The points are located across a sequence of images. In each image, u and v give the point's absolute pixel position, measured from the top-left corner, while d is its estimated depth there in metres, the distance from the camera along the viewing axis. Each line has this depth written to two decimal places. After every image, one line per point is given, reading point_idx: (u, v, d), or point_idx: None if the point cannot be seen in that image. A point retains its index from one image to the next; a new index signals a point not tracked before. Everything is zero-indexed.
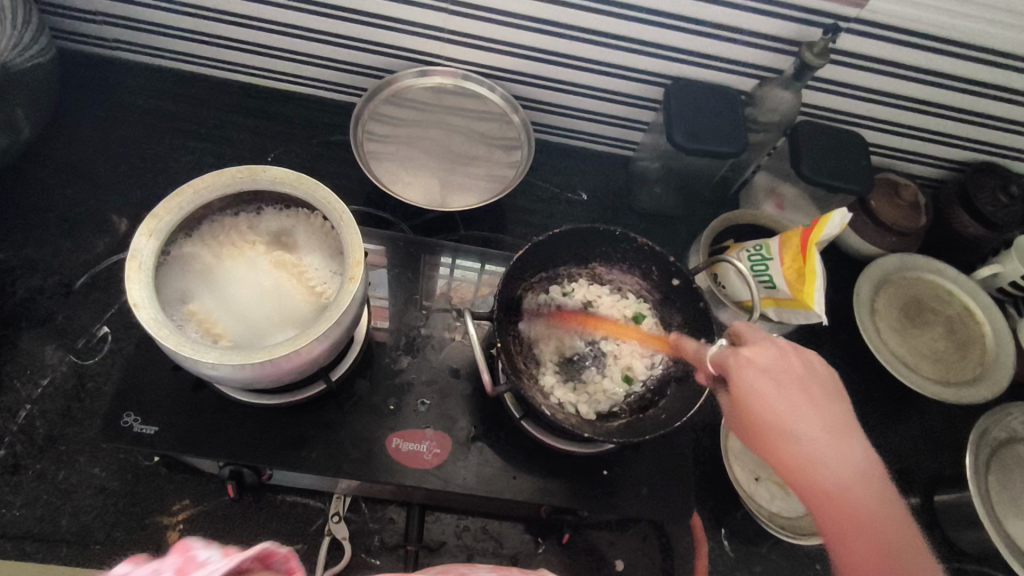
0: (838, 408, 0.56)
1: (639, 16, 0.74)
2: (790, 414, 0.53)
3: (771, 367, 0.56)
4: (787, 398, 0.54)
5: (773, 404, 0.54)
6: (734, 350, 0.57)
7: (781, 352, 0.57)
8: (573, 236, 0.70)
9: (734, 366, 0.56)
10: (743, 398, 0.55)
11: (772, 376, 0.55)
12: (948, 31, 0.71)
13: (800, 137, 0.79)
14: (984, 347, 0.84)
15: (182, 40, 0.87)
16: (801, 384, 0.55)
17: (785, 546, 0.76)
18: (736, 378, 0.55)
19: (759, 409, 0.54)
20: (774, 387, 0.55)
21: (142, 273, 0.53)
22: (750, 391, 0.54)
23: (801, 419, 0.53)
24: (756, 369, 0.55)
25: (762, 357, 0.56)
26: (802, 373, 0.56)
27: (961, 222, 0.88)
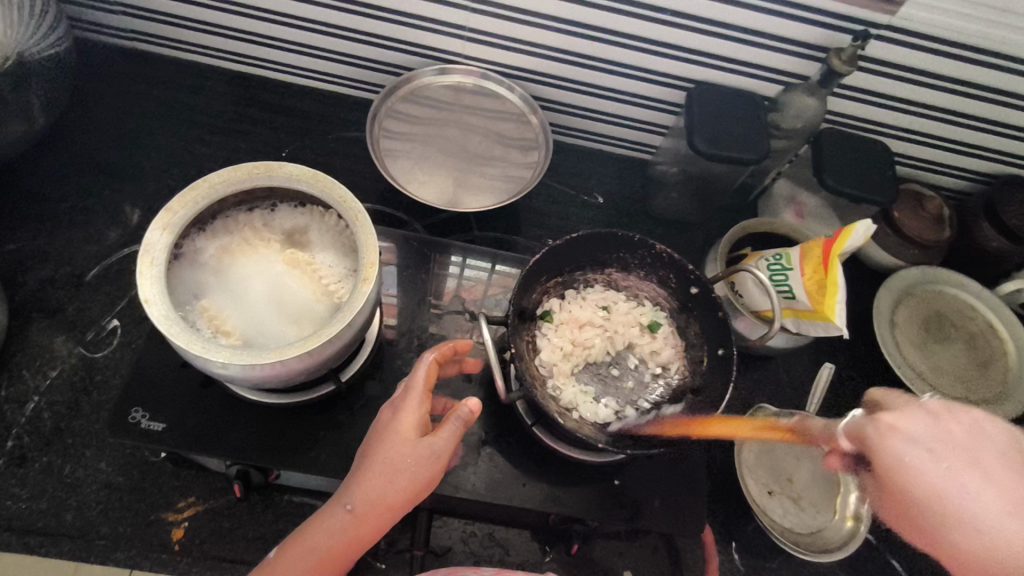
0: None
1: (664, 18, 0.72)
2: (965, 493, 0.50)
3: (924, 436, 0.54)
4: (962, 473, 0.51)
5: (938, 472, 0.51)
6: (874, 422, 0.58)
7: (935, 420, 0.55)
8: (591, 242, 0.68)
9: (879, 436, 0.57)
10: (898, 471, 0.53)
11: (928, 445, 0.53)
12: (980, 41, 0.69)
13: (824, 146, 0.78)
14: (1006, 365, 0.82)
15: (200, 32, 0.86)
16: (967, 453, 0.52)
17: (796, 561, 0.75)
18: (880, 448, 0.56)
19: (917, 481, 0.52)
20: (932, 454, 0.53)
21: (154, 269, 0.52)
22: (902, 462, 0.53)
23: (983, 502, 0.49)
24: (902, 439, 0.55)
25: (911, 426, 0.56)
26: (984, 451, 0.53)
27: (986, 235, 0.86)
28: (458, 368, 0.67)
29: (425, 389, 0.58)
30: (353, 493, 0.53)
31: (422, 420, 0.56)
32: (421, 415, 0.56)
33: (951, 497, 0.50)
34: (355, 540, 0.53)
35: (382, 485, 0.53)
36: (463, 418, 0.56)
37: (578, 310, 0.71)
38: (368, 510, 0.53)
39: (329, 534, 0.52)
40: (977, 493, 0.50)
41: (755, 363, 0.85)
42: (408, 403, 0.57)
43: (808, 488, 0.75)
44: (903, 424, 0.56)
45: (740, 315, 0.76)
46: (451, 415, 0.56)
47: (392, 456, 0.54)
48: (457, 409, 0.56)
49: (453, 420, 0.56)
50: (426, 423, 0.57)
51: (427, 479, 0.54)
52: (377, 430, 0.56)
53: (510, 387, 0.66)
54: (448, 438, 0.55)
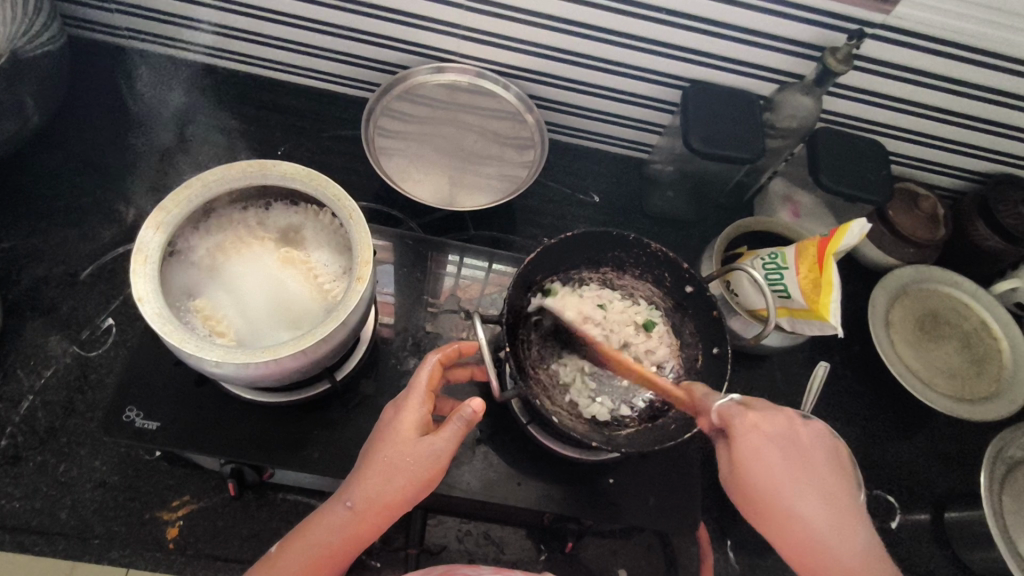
0: (843, 478, 0.55)
1: (659, 17, 0.72)
2: (792, 495, 0.53)
3: (776, 436, 0.55)
4: (800, 479, 0.54)
5: (770, 475, 0.53)
6: (739, 408, 0.56)
7: (785, 421, 0.56)
8: (586, 241, 0.69)
9: (739, 428, 0.55)
10: (747, 463, 0.54)
11: (778, 446, 0.55)
12: (974, 40, 0.69)
13: (820, 145, 0.78)
14: (999, 364, 0.82)
15: (195, 30, 0.86)
16: (802, 455, 0.55)
17: (790, 559, 0.75)
18: (739, 439, 0.54)
19: (756, 477, 0.54)
20: (777, 456, 0.54)
21: (147, 267, 0.52)
22: (754, 460, 0.54)
23: (805, 505, 0.53)
24: (759, 436, 0.55)
25: (768, 424, 0.55)
26: (816, 449, 0.56)
27: (980, 234, 0.86)
28: (467, 375, 0.67)
29: (428, 389, 0.58)
30: (353, 491, 0.53)
31: (424, 420, 0.56)
32: (422, 415, 0.56)
33: (782, 498, 0.53)
34: (353, 538, 0.53)
35: (382, 484, 0.53)
36: (466, 419, 0.55)
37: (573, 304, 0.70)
38: (367, 508, 0.53)
39: (329, 531, 0.53)
40: (808, 499, 0.53)
41: (750, 362, 0.85)
42: (410, 403, 0.57)
43: None
44: (760, 417, 0.56)
45: (736, 314, 0.76)
46: (453, 415, 0.55)
47: (394, 455, 0.54)
48: (459, 409, 0.55)
49: (455, 419, 0.55)
50: (428, 424, 0.57)
51: (426, 478, 0.54)
52: (379, 430, 0.56)
53: (505, 386, 0.66)
54: (449, 438, 0.55)
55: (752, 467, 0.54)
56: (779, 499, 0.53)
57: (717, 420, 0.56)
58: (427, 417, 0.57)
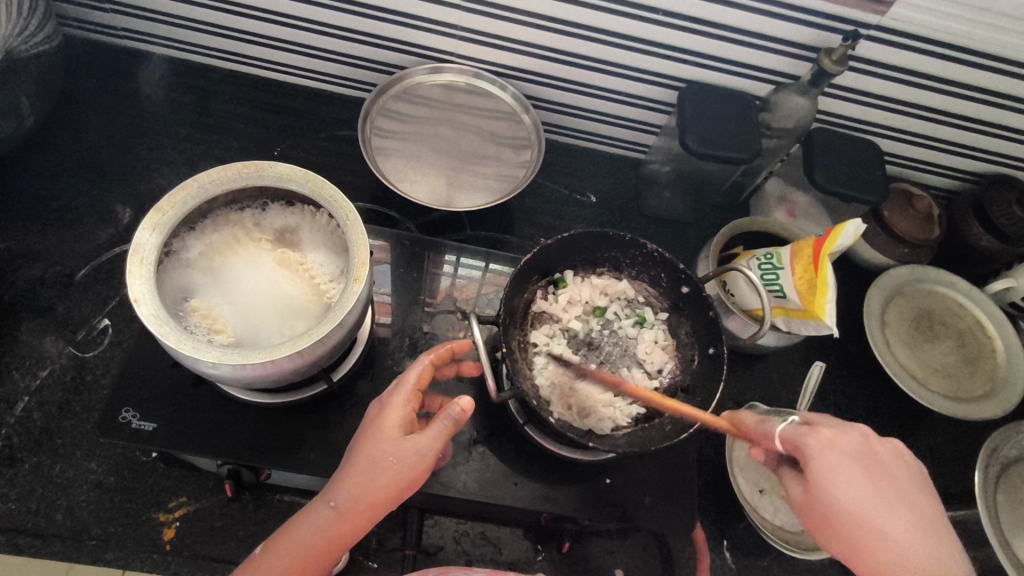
0: (923, 496, 0.55)
1: (655, 18, 0.72)
2: (875, 513, 0.53)
3: (853, 452, 0.55)
4: (877, 495, 0.53)
5: (855, 493, 0.53)
6: (811, 431, 0.56)
7: (860, 441, 0.56)
8: (582, 242, 0.69)
9: (815, 446, 0.55)
10: (824, 483, 0.54)
11: (857, 461, 0.55)
12: (969, 41, 0.69)
13: (816, 145, 0.78)
14: (994, 363, 0.82)
15: (190, 30, 0.86)
16: (884, 474, 0.55)
17: (786, 558, 0.75)
18: (816, 459, 0.54)
19: (840, 497, 0.53)
20: (859, 473, 0.54)
21: (144, 268, 0.52)
22: (831, 476, 0.54)
23: (891, 524, 0.52)
24: (836, 452, 0.55)
25: (845, 443, 0.55)
26: (895, 466, 0.56)
27: (975, 234, 0.86)
28: (456, 371, 0.67)
29: (414, 388, 0.57)
30: (337, 490, 0.53)
31: (408, 418, 0.56)
32: (407, 414, 0.56)
33: (867, 517, 0.52)
34: (337, 537, 0.53)
35: (365, 483, 0.53)
36: (453, 417, 0.55)
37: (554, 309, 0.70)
38: (350, 507, 0.53)
39: (312, 532, 0.53)
40: (888, 515, 0.53)
41: (745, 361, 0.85)
42: (395, 401, 0.56)
43: None
44: (836, 436, 0.56)
45: (732, 314, 0.76)
46: (440, 414, 0.55)
47: (376, 454, 0.54)
48: (447, 408, 0.55)
49: (443, 418, 0.55)
50: (414, 422, 0.57)
51: (411, 478, 0.54)
52: (362, 429, 0.56)
53: (502, 387, 0.66)
54: (432, 438, 0.55)
55: (833, 487, 0.53)
56: (859, 518, 0.52)
57: (788, 446, 0.57)
58: (412, 415, 0.57)
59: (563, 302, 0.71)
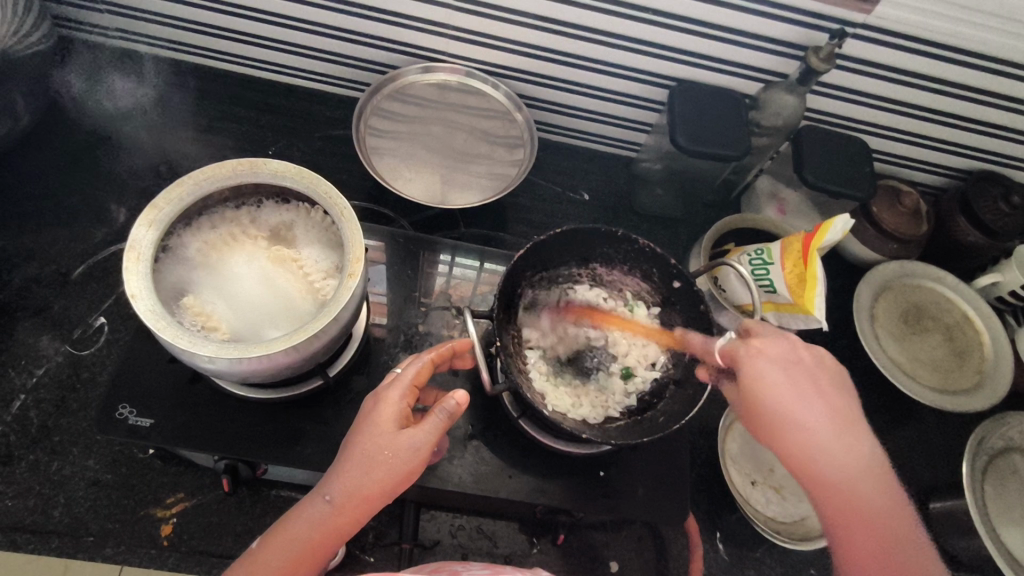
0: (846, 395, 0.58)
1: (645, 17, 0.74)
2: (798, 408, 0.55)
3: (783, 359, 0.58)
4: (802, 395, 0.56)
5: (781, 395, 0.56)
6: (744, 341, 0.59)
7: (790, 348, 0.59)
8: (576, 238, 0.70)
9: (746, 357, 0.58)
10: (755, 385, 0.57)
11: (785, 367, 0.57)
12: (953, 39, 0.71)
13: (805, 142, 0.79)
14: (981, 356, 0.84)
15: (184, 30, 0.86)
16: (811, 376, 0.57)
17: (778, 550, 0.76)
18: (747, 367, 0.57)
19: (768, 395, 0.56)
20: (786, 378, 0.57)
21: (141, 264, 0.52)
22: (760, 380, 0.57)
23: (808, 417, 0.55)
24: (767, 360, 0.57)
25: (774, 351, 0.58)
26: (818, 369, 0.58)
27: (962, 229, 0.87)
28: (450, 364, 0.67)
29: (411, 384, 0.58)
30: (332, 484, 0.53)
31: (403, 413, 0.56)
32: (402, 409, 0.56)
33: (792, 411, 0.55)
34: (331, 533, 0.53)
35: (359, 478, 0.53)
36: (448, 411, 0.56)
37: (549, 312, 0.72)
38: (345, 502, 0.53)
39: (307, 527, 0.53)
40: (811, 414, 0.55)
41: None
42: (389, 395, 0.57)
43: (790, 478, 0.76)
44: (767, 345, 0.58)
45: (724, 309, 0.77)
46: (435, 408, 0.56)
47: (370, 449, 0.54)
48: (441, 402, 0.56)
49: (437, 412, 0.56)
50: (408, 417, 0.57)
51: (406, 472, 0.54)
52: (356, 423, 0.56)
53: (497, 381, 0.67)
54: (428, 432, 0.55)
55: (761, 387, 0.56)
56: (784, 417, 0.55)
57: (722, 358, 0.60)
58: (406, 410, 0.57)
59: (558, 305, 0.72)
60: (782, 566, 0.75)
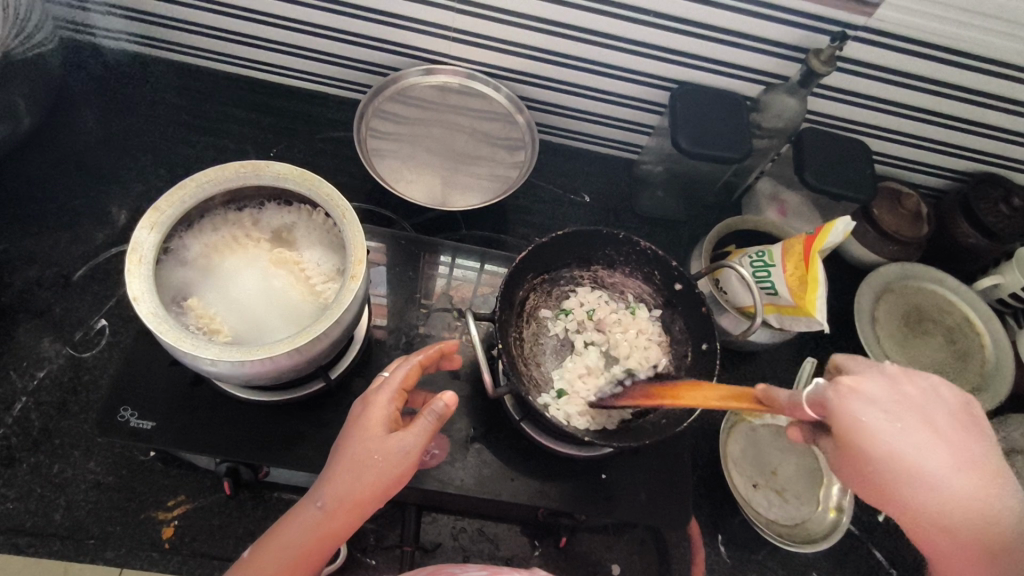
0: (976, 438, 0.49)
1: (646, 20, 0.74)
2: (912, 455, 0.47)
3: (884, 399, 0.50)
4: (920, 439, 0.48)
5: (893, 444, 0.48)
6: (832, 384, 0.51)
7: (890, 385, 0.51)
8: (577, 239, 0.69)
9: (836, 401, 0.50)
10: (856, 436, 0.48)
11: (890, 410, 0.49)
12: (954, 41, 0.71)
13: (806, 145, 0.79)
14: (983, 359, 0.84)
15: (186, 32, 0.86)
16: (924, 415, 0.49)
17: (779, 552, 0.76)
18: (841, 414, 0.49)
19: (872, 444, 0.48)
20: (897, 423, 0.48)
21: (143, 267, 0.52)
22: (861, 426, 0.49)
23: (929, 463, 0.47)
24: (864, 401, 0.50)
25: (871, 390, 0.50)
26: (934, 406, 0.50)
27: (962, 231, 0.88)
28: (437, 365, 0.66)
29: (400, 387, 0.58)
30: (323, 489, 0.53)
31: (392, 416, 0.56)
32: (391, 412, 0.56)
33: (905, 461, 0.47)
34: (325, 537, 0.52)
35: (351, 482, 0.53)
36: (438, 413, 0.55)
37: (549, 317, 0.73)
38: (338, 507, 0.53)
39: (299, 533, 0.52)
40: (934, 462, 0.47)
41: (738, 358, 0.86)
42: (378, 399, 0.56)
43: (792, 481, 0.76)
44: (862, 385, 0.50)
45: (724, 312, 0.77)
46: (424, 409, 0.55)
47: (360, 453, 0.53)
48: (430, 405, 0.55)
49: (426, 415, 0.55)
50: (398, 420, 0.57)
51: (397, 475, 0.54)
52: (346, 428, 0.56)
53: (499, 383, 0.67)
54: (416, 434, 0.54)
55: (864, 436, 0.48)
56: (900, 471, 0.47)
57: (811, 410, 0.51)
58: (395, 413, 0.57)
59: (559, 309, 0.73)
60: (783, 569, 0.75)
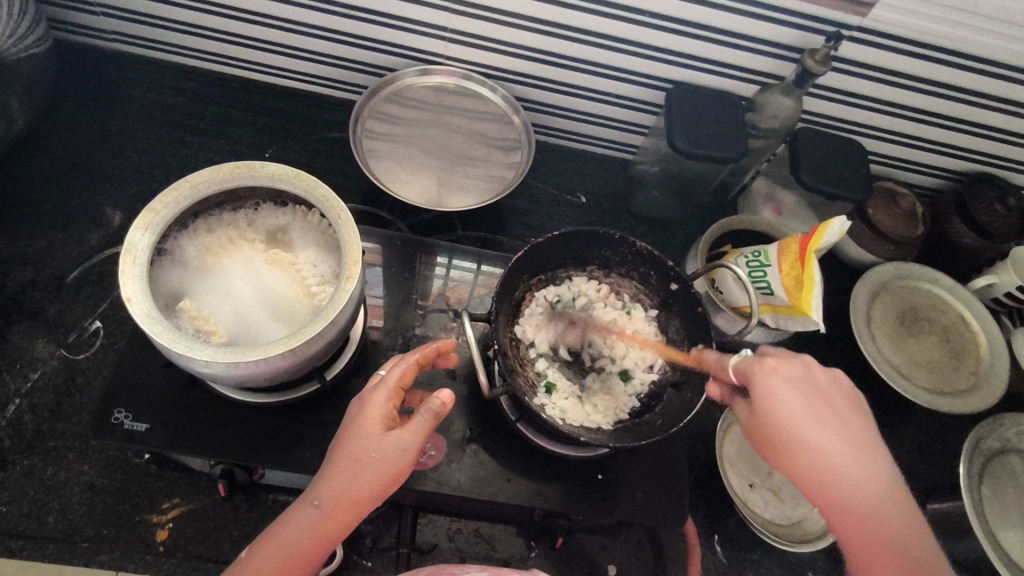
0: (873, 433, 0.54)
1: (642, 20, 0.74)
2: (809, 431, 0.52)
3: (798, 378, 0.55)
4: (821, 416, 0.53)
5: (795, 416, 0.53)
6: (758, 357, 0.56)
7: (807, 369, 0.56)
8: (574, 240, 0.69)
9: (757, 373, 0.55)
10: (765, 403, 0.54)
11: (800, 388, 0.54)
12: (949, 42, 0.71)
13: (801, 144, 0.79)
14: (978, 358, 0.84)
15: (181, 33, 0.86)
16: (830, 401, 0.54)
17: (776, 552, 0.76)
18: (758, 383, 0.55)
19: (776, 412, 0.53)
20: (802, 399, 0.54)
21: (136, 268, 0.52)
22: (773, 396, 0.54)
23: (824, 438, 0.52)
24: (780, 376, 0.55)
25: (790, 369, 0.55)
26: (838, 392, 0.56)
27: (958, 231, 0.88)
28: (432, 364, 0.65)
29: (397, 385, 0.57)
30: (320, 489, 0.53)
31: (390, 415, 0.56)
32: (388, 411, 0.56)
33: (805, 434, 0.52)
34: (321, 537, 0.52)
35: (348, 481, 0.52)
36: (434, 411, 0.55)
37: (541, 311, 0.72)
38: (334, 506, 0.52)
39: (295, 533, 0.52)
40: (828, 436, 0.52)
41: None
42: (375, 398, 0.56)
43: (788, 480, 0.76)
44: (785, 363, 0.55)
45: (720, 311, 0.77)
46: (421, 408, 0.55)
47: (357, 452, 0.53)
48: (428, 402, 0.56)
49: (424, 412, 0.55)
50: (395, 419, 0.57)
51: (394, 474, 0.53)
52: (342, 427, 0.55)
53: (494, 384, 0.67)
54: (412, 433, 0.54)
55: (774, 406, 0.54)
56: (797, 439, 0.52)
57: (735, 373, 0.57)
58: (393, 413, 0.57)
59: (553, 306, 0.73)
60: (780, 569, 0.75)
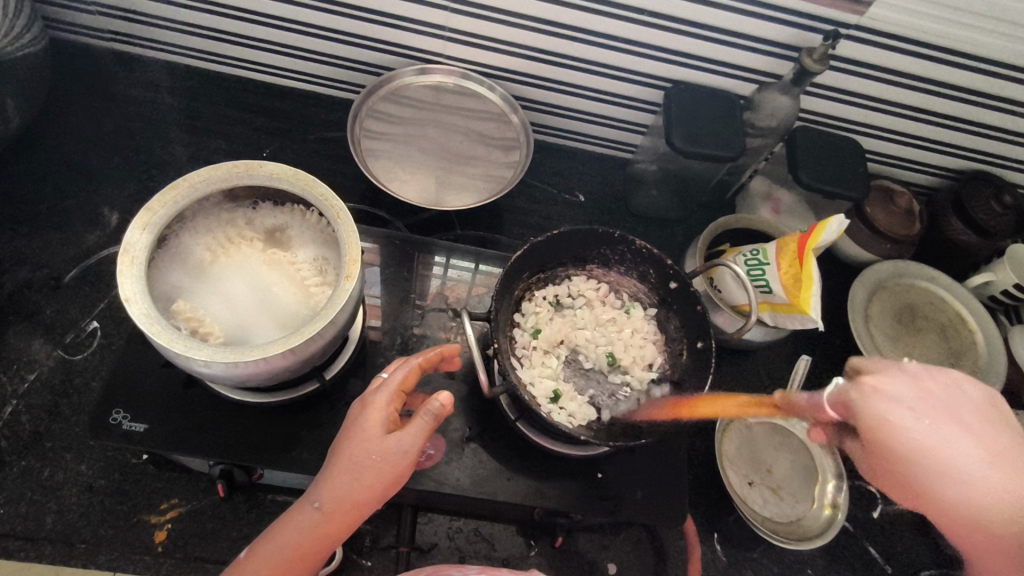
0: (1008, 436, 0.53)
1: (640, 19, 0.74)
2: (946, 445, 0.52)
3: (908, 397, 0.55)
4: (950, 430, 0.52)
5: (929, 440, 0.52)
6: (854, 384, 0.58)
7: (913, 381, 0.56)
8: (573, 239, 0.69)
9: (859, 399, 0.57)
10: (883, 433, 0.54)
11: (914, 407, 0.54)
12: (945, 40, 0.71)
13: (798, 143, 0.79)
14: (976, 356, 0.84)
15: (178, 33, 0.86)
16: (951, 410, 0.54)
17: (775, 550, 0.76)
18: (862, 410, 0.57)
19: (903, 441, 0.53)
20: (929, 416, 0.53)
21: (134, 267, 0.52)
22: (885, 421, 0.55)
23: (963, 453, 0.51)
24: (883, 397, 0.56)
25: (894, 387, 0.56)
26: (953, 399, 0.55)
27: (955, 229, 0.88)
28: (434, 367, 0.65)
29: (399, 388, 0.57)
30: (321, 491, 0.53)
31: (390, 417, 0.55)
32: (390, 413, 0.55)
33: (934, 455, 0.52)
34: (323, 538, 0.52)
35: (348, 484, 0.52)
36: (434, 413, 0.54)
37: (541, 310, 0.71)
38: (335, 507, 0.52)
39: (297, 532, 0.52)
40: (959, 446, 0.52)
41: (732, 357, 0.86)
42: (376, 401, 0.56)
43: (787, 479, 0.76)
44: (883, 382, 0.57)
45: (719, 309, 0.78)
46: (420, 410, 0.54)
47: (357, 455, 0.53)
48: (426, 404, 0.55)
49: (423, 415, 0.54)
50: (396, 421, 0.56)
51: (393, 476, 0.53)
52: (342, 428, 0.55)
53: (493, 382, 0.67)
54: (412, 436, 0.54)
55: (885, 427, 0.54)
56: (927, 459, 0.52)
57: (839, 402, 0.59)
58: (394, 414, 0.56)
59: (552, 303, 0.73)
60: (778, 567, 0.76)
